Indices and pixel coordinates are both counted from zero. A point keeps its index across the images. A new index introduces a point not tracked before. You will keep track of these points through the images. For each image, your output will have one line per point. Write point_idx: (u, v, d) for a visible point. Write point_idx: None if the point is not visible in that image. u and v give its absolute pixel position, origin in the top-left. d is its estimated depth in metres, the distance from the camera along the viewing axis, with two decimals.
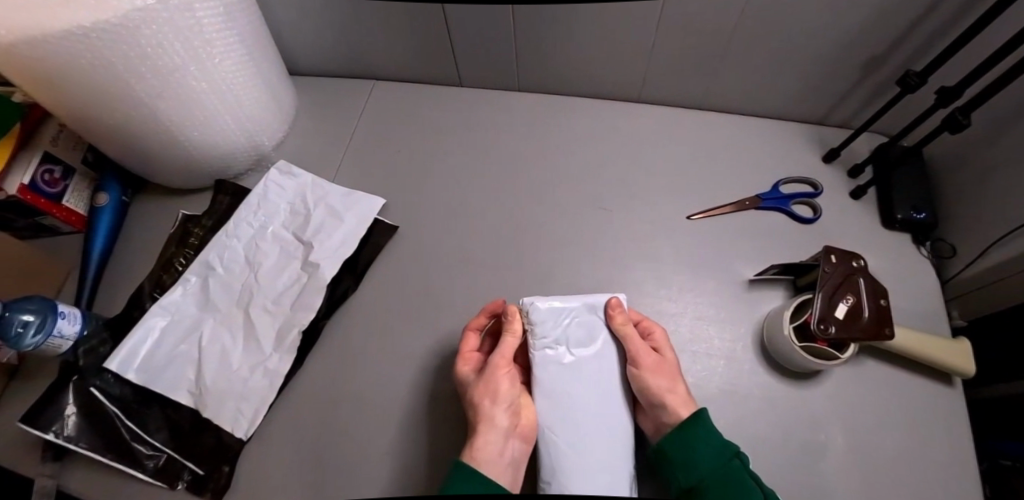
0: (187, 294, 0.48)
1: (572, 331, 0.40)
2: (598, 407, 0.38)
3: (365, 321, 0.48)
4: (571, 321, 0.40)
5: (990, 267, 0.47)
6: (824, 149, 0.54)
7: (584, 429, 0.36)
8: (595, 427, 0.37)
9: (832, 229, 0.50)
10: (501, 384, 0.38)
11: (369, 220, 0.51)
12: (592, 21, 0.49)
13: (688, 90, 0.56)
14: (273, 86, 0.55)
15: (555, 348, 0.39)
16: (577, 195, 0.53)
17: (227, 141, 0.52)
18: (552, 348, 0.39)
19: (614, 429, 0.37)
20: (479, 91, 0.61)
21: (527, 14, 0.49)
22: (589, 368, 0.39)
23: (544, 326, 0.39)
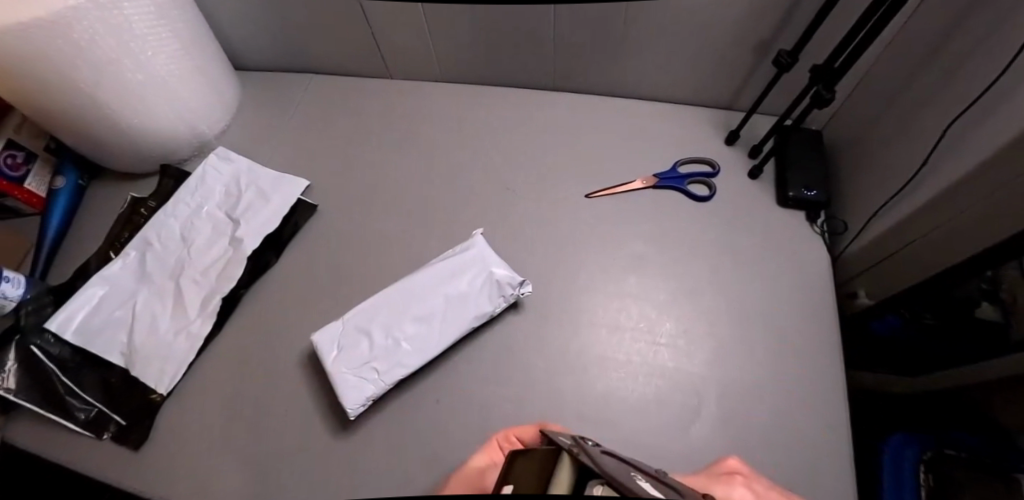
0: (127, 266, 0.53)
1: (345, 333, 0.45)
2: (411, 317, 0.45)
3: (283, 290, 0.52)
4: (323, 350, 0.44)
5: (875, 239, 0.50)
6: (726, 131, 0.57)
7: (427, 322, 0.45)
8: (422, 326, 0.45)
9: (725, 206, 0.53)
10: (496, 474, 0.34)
11: (293, 199, 0.55)
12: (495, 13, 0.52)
13: (597, 77, 0.59)
14: (210, 79, 0.60)
15: (343, 345, 0.44)
16: (486, 177, 0.56)
17: (166, 128, 0.57)
18: (349, 344, 0.44)
19: (438, 310, 0.45)
20: (408, 83, 0.65)
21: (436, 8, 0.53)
22: (381, 310, 0.46)
23: (335, 358, 0.43)
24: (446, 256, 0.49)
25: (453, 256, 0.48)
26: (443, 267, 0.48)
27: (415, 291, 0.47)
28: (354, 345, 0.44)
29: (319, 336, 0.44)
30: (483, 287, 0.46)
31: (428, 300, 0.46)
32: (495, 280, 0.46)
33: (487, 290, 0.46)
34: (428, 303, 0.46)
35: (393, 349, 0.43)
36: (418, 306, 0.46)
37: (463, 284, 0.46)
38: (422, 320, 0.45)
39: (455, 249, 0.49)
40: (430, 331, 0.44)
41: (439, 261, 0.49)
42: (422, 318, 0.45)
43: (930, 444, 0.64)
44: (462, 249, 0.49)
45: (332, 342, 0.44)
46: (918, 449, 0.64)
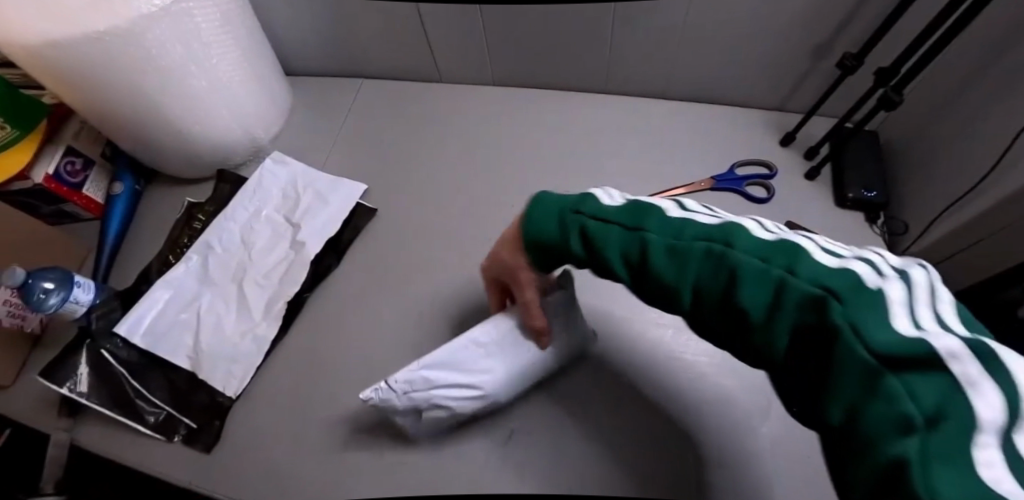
0: (189, 269, 0.54)
1: (411, 375, 0.41)
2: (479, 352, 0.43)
3: (344, 293, 0.52)
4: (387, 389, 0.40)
5: (938, 241, 0.50)
6: (780, 133, 0.57)
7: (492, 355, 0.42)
8: (488, 359, 0.41)
9: (785, 207, 0.52)
10: None
11: (351, 203, 0.56)
12: (554, 17, 0.53)
13: (649, 80, 0.59)
14: (269, 90, 0.61)
15: (408, 386, 0.40)
16: (541, 180, 0.57)
17: (229, 137, 0.58)
18: (414, 382, 0.41)
19: (507, 345, 0.43)
20: (457, 86, 0.65)
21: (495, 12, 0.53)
22: (448, 350, 0.43)
23: (398, 397, 0.40)
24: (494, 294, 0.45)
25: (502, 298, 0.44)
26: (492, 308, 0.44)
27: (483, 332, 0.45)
28: (419, 385, 0.40)
29: (384, 378, 0.42)
30: (530, 331, 0.42)
31: (471, 341, 0.41)
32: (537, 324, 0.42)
33: (534, 333, 0.42)
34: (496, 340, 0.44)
35: (458, 384, 0.40)
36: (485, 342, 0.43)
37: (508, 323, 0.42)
38: (464, 359, 0.40)
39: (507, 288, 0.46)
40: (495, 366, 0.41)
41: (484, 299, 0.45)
42: (462, 359, 0.40)
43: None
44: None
45: (396, 383, 0.41)
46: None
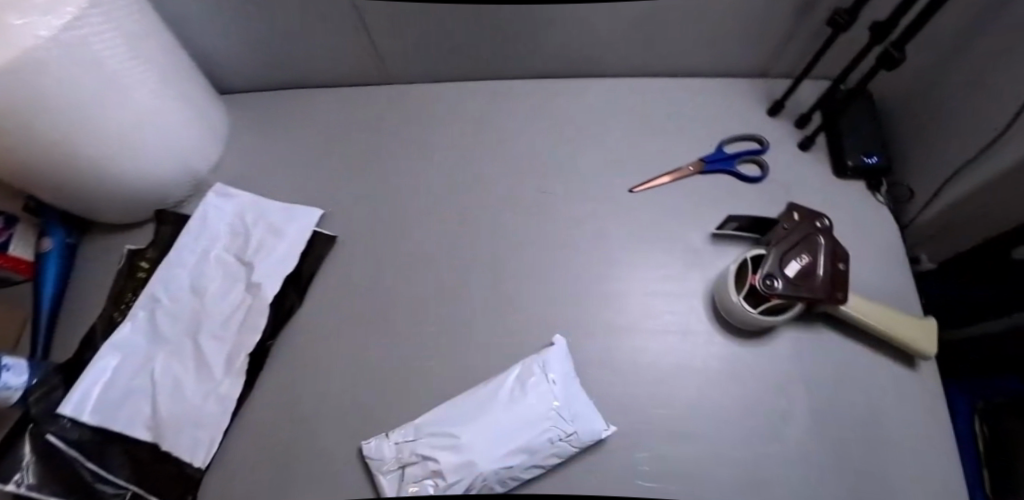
0: (136, 329, 0.48)
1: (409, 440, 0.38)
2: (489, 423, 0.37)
3: (312, 334, 0.47)
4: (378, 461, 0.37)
5: (947, 205, 0.46)
6: (768, 102, 0.52)
7: (505, 435, 0.37)
8: (498, 438, 0.37)
9: (781, 184, 0.48)
10: None
11: (308, 232, 0.50)
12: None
13: (619, 57, 0.53)
14: (195, 115, 0.53)
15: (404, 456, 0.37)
16: (515, 181, 0.52)
17: (146, 173, 0.50)
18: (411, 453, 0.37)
19: (523, 421, 0.37)
20: (411, 85, 0.59)
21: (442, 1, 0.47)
22: (453, 414, 0.38)
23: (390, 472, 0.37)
24: (519, 381, 0.39)
25: (537, 385, 0.39)
26: (523, 395, 0.38)
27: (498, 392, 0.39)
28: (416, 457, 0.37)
29: (378, 441, 0.38)
30: (578, 406, 0.38)
31: (520, 435, 0.37)
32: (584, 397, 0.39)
33: (584, 408, 0.38)
34: (512, 409, 0.38)
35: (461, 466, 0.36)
36: (499, 410, 0.38)
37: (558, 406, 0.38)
38: (525, 454, 0.36)
39: (534, 356, 0.40)
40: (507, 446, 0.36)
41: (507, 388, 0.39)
42: (522, 457, 0.36)
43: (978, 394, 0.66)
44: (539, 365, 0.40)
45: (389, 453, 0.37)
46: (969, 399, 0.66)
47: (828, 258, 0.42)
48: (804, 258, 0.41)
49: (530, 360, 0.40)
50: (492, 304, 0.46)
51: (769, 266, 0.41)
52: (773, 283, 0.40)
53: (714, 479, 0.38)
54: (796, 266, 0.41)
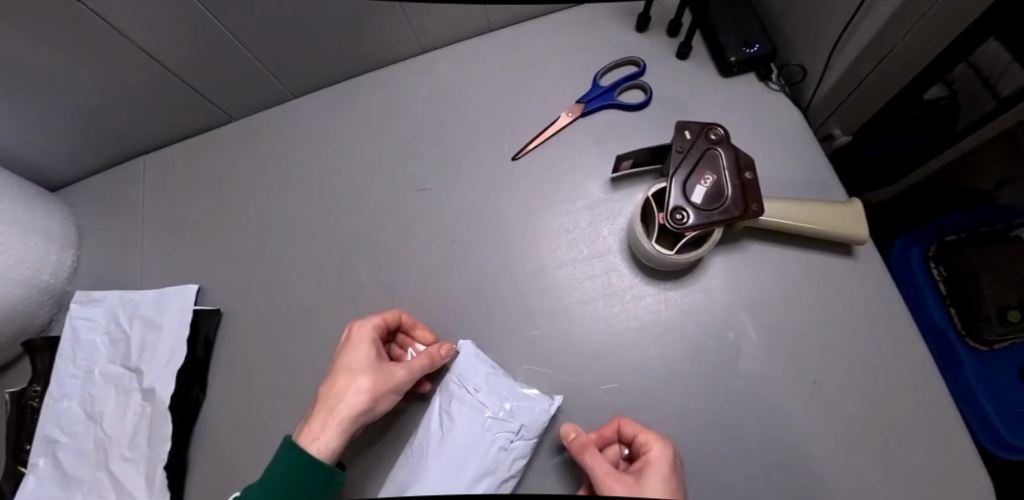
0: (42, 480, 0.42)
1: None
2: (448, 461, 0.34)
3: (229, 422, 0.43)
4: None
5: (842, 75, 0.43)
6: (633, 18, 0.49)
7: (468, 465, 0.34)
8: (464, 472, 0.33)
9: (665, 104, 0.45)
10: (359, 347, 0.36)
11: (188, 313, 0.45)
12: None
13: (466, 17, 0.48)
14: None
15: None
16: (394, 186, 0.48)
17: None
18: None
19: (477, 440, 0.34)
20: (262, 115, 0.54)
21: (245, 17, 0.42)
22: (411, 476, 0.34)
23: None
24: (443, 412, 0.36)
25: (463, 405, 0.36)
26: (452, 423, 0.35)
27: (440, 427, 0.35)
28: None
29: None
30: (512, 398, 0.36)
31: (471, 463, 0.34)
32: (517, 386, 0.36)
33: (520, 398, 0.36)
34: (462, 436, 0.35)
35: None
36: (450, 443, 0.34)
37: (492, 414, 0.35)
38: (485, 478, 0.33)
39: (448, 375, 0.37)
40: (475, 476, 0.33)
41: (434, 427, 0.35)
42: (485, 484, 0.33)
43: (931, 238, 0.66)
44: (455, 383, 0.37)
45: None
46: (922, 247, 0.66)
47: (732, 171, 0.37)
48: (708, 180, 0.36)
49: (445, 387, 0.37)
50: None
51: (676, 199, 0.36)
52: (682, 218, 0.35)
53: (678, 437, 0.35)
54: (702, 189, 0.36)
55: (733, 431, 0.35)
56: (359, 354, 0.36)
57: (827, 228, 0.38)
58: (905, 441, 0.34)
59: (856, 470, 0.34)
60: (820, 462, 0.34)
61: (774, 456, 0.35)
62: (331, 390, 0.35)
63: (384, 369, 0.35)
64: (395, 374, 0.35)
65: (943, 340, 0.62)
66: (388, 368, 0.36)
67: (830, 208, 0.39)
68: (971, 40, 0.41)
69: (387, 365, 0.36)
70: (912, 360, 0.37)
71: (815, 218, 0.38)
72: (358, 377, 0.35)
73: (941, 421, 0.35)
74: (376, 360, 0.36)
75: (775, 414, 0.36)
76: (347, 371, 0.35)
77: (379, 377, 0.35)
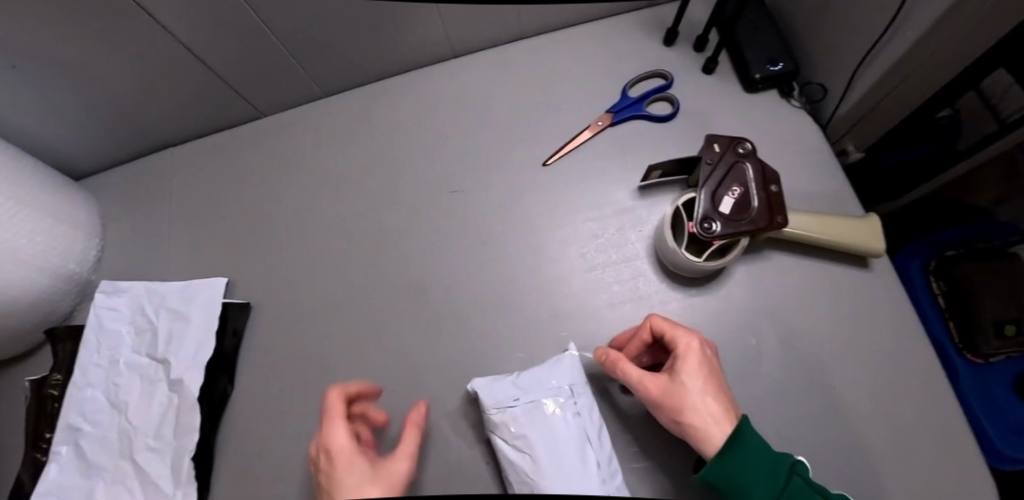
0: (64, 469, 0.42)
1: None
2: (563, 452, 0.32)
3: (257, 414, 0.43)
4: None
5: (862, 96, 0.45)
6: (660, 33, 0.50)
7: (577, 437, 0.33)
8: (578, 442, 0.33)
9: (691, 116, 0.46)
10: (347, 471, 0.32)
11: (217, 305, 0.46)
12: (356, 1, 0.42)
13: (499, 24, 0.49)
14: (28, 201, 0.43)
15: None
16: (423, 187, 0.48)
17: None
18: None
19: (560, 418, 0.33)
20: (291, 113, 0.55)
21: (286, 16, 0.42)
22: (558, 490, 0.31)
23: None
24: (512, 438, 0.33)
25: (522, 413, 0.33)
26: (529, 433, 0.32)
27: (528, 440, 0.32)
28: None
29: None
30: (546, 375, 0.36)
31: (572, 435, 0.33)
32: (546, 366, 0.37)
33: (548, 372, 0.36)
34: (552, 429, 0.33)
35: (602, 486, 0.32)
36: (546, 433, 0.32)
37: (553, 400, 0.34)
38: (589, 443, 0.33)
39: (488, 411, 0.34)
40: (586, 439, 0.33)
41: (519, 456, 0.32)
42: (592, 447, 0.33)
43: (930, 253, 0.69)
44: (496, 409, 0.34)
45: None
46: (922, 260, 0.69)
47: (758, 184, 0.39)
48: (736, 191, 0.38)
49: (495, 425, 0.34)
50: (435, 325, 0.43)
51: (704, 209, 0.37)
52: (711, 227, 0.37)
53: None
54: (730, 200, 0.37)
55: (755, 433, 0.37)
56: (354, 471, 0.32)
57: (846, 241, 0.40)
58: (918, 447, 0.36)
59: (871, 474, 0.35)
60: (838, 465, 0.36)
61: (795, 458, 0.36)
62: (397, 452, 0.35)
63: (388, 466, 0.34)
64: (396, 466, 0.34)
65: (944, 352, 0.64)
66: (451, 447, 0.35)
67: (850, 223, 0.40)
68: (987, 63, 0.42)
69: (384, 464, 0.34)
70: (925, 370, 0.38)
71: (836, 232, 0.40)
72: (423, 450, 0.34)
73: (952, 428, 0.36)
74: (367, 464, 0.33)
75: (795, 419, 0.37)
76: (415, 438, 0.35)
77: (384, 477, 0.33)
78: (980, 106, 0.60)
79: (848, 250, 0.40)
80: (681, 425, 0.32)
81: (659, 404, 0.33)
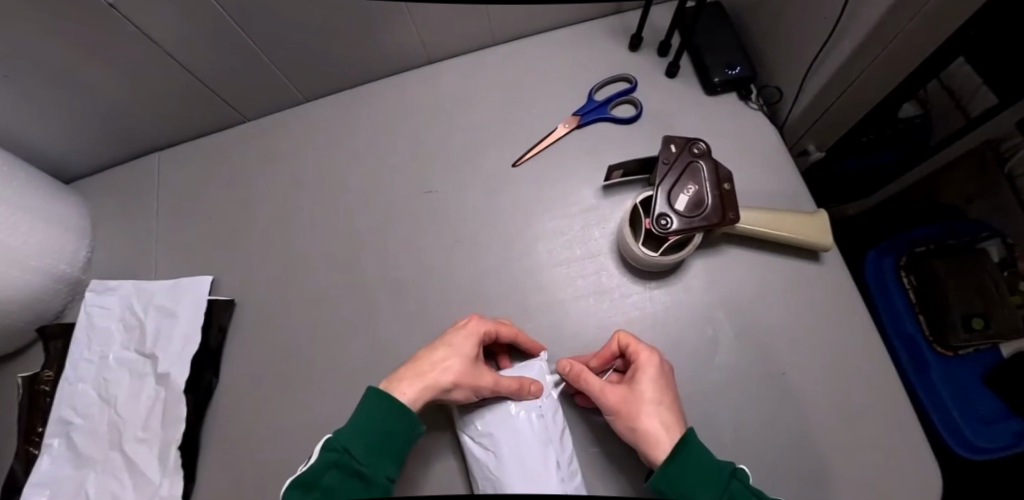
0: (56, 460, 0.43)
1: None
2: (520, 455, 0.36)
3: (241, 405, 0.45)
4: None
5: (816, 98, 0.47)
6: (626, 38, 0.53)
7: (536, 443, 0.36)
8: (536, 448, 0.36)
9: (654, 118, 0.49)
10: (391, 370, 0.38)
11: (203, 302, 0.48)
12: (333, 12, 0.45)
13: (472, 31, 0.52)
14: (21, 204, 0.45)
15: None
16: (400, 187, 0.51)
17: None
18: None
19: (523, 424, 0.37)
20: (274, 117, 0.57)
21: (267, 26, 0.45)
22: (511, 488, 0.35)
23: None
24: (477, 436, 0.37)
25: (488, 414, 0.37)
26: (494, 435, 0.36)
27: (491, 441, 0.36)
28: None
29: None
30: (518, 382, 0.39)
31: (533, 440, 0.36)
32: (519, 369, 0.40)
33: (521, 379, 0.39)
34: (513, 433, 0.37)
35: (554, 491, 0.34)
36: (508, 437, 0.36)
37: (517, 402, 0.38)
38: (550, 446, 0.36)
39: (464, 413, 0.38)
40: (545, 445, 0.36)
41: (481, 453, 0.36)
42: (554, 449, 0.36)
43: (901, 250, 0.70)
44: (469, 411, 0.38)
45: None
46: (894, 257, 0.70)
47: (713, 183, 0.41)
48: (691, 189, 0.40)
49: (466, 424, 0.38)
50: (410, 319, 0.45)
51: (661, 207, 0.39)
52: (667, 223, 0.39)
53: None
54: (685, 198, 0.40)
55: (710, 416, 0.39)
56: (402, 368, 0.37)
57: (795, 235, 0.42)
58: (863, 428, 0.38)
59: (819, 453, 0.38)
60: (787, 446, 0.38)
61: (747, 439, 0.38)
62: (424, 357, 0.37)
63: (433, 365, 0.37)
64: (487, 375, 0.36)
65: (914, 347, 0.66)
66: (483, 368, 0.37)
67: (800, 217, 0.43)
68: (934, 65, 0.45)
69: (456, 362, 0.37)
70: (871, 355, 0.41)
71: (786, 226, 0.42)
72: (453, 357, 0.37)
73: (895, 410, 0.39)
74: (452, 356, 0.37)
75: (749, 403, 0.39)
76: (444, 348, 0.37)
77: (456, 372, 0.36)
78: (950, 105, 0.62)
79: (799, 243, 0.42)
80: (636, 433, 0.34)
81: (617, 413, 0.35)
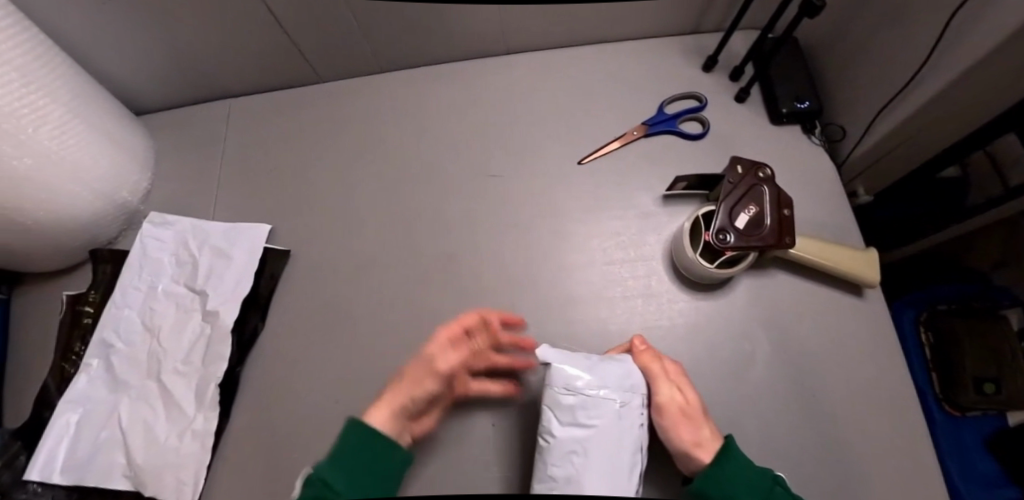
0: (93, 379, 0.44)
1: None
2: (609, 469, 0.31)
3: (283, 352, 0.46)
4: None
5: (876, 144, 0.49)
6: (699, 59, 0.54)
7: (622, 458, 0.32)
8: (621, 464, 0.32)
9: (719, 138, 0.50)
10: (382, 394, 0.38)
11: (259, 249, 0.49)
12: None
13: (554, 29, 0.53)
14: (100, 129, 0.47)
15: None
16: (463, 167, 0.52)
17: (67, 201, 0.44)
18: None
19: (615, 434, 0.32)
20: (347, 83, 0.59)
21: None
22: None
23: None
24: (564, 433, 0.32)
25: (581, 411, 0.32)
26: (581, 439, 0.32)
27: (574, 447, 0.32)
28: None
29: None
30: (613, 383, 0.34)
31: (621, 454, 0.32)
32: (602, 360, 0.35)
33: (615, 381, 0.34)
34: (604, 442, 0.32)
35: None
36: (597, 445, 0.32)
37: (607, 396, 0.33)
38: (637, 463, 0.33)
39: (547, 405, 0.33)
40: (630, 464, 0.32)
41: (566, 455, 0.31)
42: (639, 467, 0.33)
43: (924, 306, 0.72)
44: (556, 402, 0.33)
45: None
46: (915, 311, 0.72)
47: (772, 207, 0.42)
48: (752, 209, 0.41)
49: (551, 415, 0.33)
50: (459, 293, 0.46)
51: (721, 223, 0.41)
52: (725, 238, 0.40)
53: None
54: (745, 217, 0.41)
55: (743, 427, 0.40)
56: (392, 395, 0.37)
57: (846, 269, 0.43)
58: (889, 459, 0.39)
59: (844, 478, 0.39)
60: (815, 466, 0.39)
61: (776, 454, 0.39)
62: (408, 378, 0.38)
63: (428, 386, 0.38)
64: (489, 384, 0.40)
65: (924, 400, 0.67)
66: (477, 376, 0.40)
67: (851, 251, 0.44)
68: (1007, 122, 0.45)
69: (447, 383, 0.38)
70: (904, 393, 0.42)
71: (838, 259, 0.43)
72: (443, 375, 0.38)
73: (924, 449, 0.40)
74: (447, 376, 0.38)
75: (783, 421, 0.40)
76: (426, 368, 0.39)
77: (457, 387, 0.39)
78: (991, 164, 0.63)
79: (847, 277, 0.44)
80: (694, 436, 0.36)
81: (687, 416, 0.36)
